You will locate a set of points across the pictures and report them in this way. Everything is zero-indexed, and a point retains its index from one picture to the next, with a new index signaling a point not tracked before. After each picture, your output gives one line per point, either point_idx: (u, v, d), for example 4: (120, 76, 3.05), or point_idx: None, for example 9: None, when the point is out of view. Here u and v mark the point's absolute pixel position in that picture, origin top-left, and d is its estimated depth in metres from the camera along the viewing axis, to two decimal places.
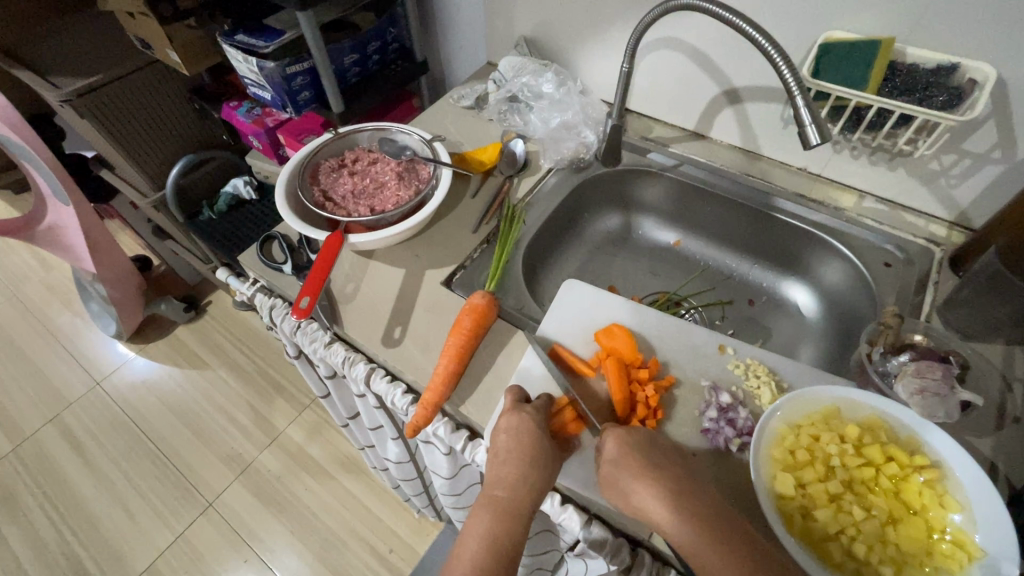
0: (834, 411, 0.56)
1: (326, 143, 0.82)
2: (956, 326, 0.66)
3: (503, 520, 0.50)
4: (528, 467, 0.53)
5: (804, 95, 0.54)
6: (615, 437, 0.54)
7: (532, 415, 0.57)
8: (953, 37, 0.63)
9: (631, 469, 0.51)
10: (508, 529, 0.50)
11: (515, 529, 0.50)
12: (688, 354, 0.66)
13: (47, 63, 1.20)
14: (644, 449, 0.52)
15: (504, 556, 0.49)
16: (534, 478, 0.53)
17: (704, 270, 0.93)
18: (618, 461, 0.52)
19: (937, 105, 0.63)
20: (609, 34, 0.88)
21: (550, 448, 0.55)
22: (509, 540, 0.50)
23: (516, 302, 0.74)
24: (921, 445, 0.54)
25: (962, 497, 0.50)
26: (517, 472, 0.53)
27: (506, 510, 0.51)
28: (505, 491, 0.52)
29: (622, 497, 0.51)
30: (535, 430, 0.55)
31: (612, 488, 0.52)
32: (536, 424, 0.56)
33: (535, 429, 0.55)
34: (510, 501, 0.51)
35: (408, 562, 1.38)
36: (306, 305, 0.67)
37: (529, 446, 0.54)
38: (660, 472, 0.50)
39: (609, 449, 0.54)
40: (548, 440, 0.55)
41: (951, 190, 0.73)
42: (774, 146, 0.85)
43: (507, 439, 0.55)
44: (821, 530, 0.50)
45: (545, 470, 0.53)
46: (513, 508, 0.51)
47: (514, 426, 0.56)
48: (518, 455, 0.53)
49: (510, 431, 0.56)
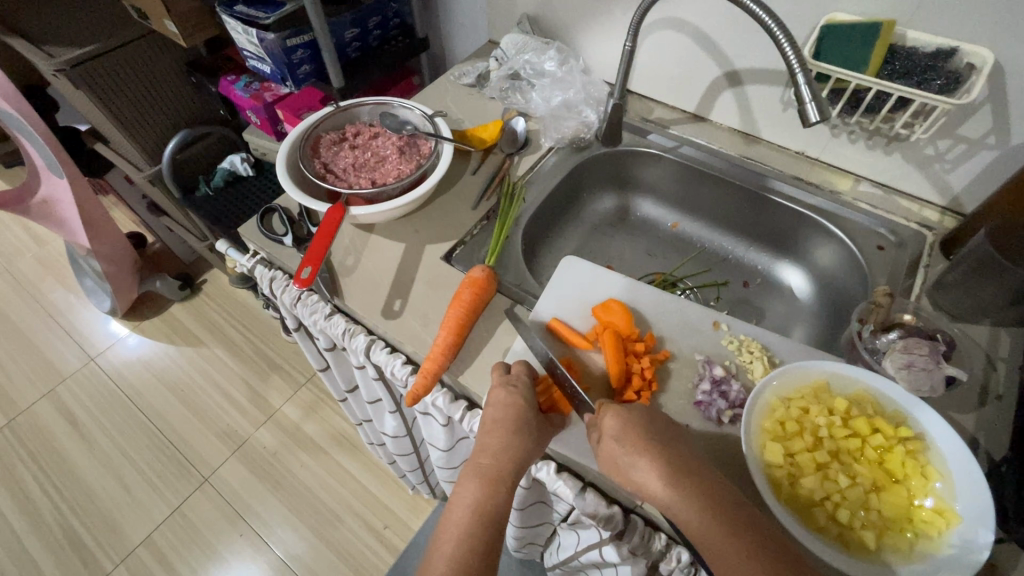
0: (824, 385, 0.58)
1: (327, 116, 0.81)
2: (944, 306, 0.68)
3: (487, 488, 0.53)
4: (512, 437, 0.54)
5: (806, 74, 0.55)
6: (615, 415, 0.54)
7: (519, 386, 0.58)
8: (952, 20, 0.64)
9: (633, 446, 0.52)
10: (492, 496, 0.52)
11: (498, 495, 0.53)
12: (684, 330, 0.67)
13: (41, 32, 1.18)
14: (643, 425, 0.53)
15: (488, 520, 0.51)
16: (517, 446, 0.54)
17: (700, 252, 0.94)
18: (619, 439, 0.53)
19: (934, 89, 0.64)
20: (612, 12, 0.88)
21: (535, 418, 0.56)
22: (493, 505, 0.52)
23: (515, 278, 0.75)
24: (907, 418, 0.56)
25: (943, 467, 0.52)
26: (500, 442, 0.54)
27: (490, 478, 0.53)
28: (490, 460, 0.54)
29: (625, 475, 0.52)
30: (520, 401, 0.56)
31: (613, 467, 0.53)
32: (523, 395, 0.57)
33: (520, 399, 0.56)
34: (492, 469, 0.53)
35: (402, 538, 1.40)
36: (307, 274, 0.68)
37: (513, 416, 0.55)
38: (662, 451, 0.52)
39: (610, 426, 0.54)
40: (533, 408, 0.56)
41: (944, 175, 0.74)
42: (773, 129, 0.86)
43: (493, 410, 0.56)
44: (808, 496, 0.52)
45: (528, 438, 0.55)
46: (496, 476, 0.53)
47: (501, 398, 0.57)
48: (502, 425, 0.55)
49: (497, 403, 0.57)
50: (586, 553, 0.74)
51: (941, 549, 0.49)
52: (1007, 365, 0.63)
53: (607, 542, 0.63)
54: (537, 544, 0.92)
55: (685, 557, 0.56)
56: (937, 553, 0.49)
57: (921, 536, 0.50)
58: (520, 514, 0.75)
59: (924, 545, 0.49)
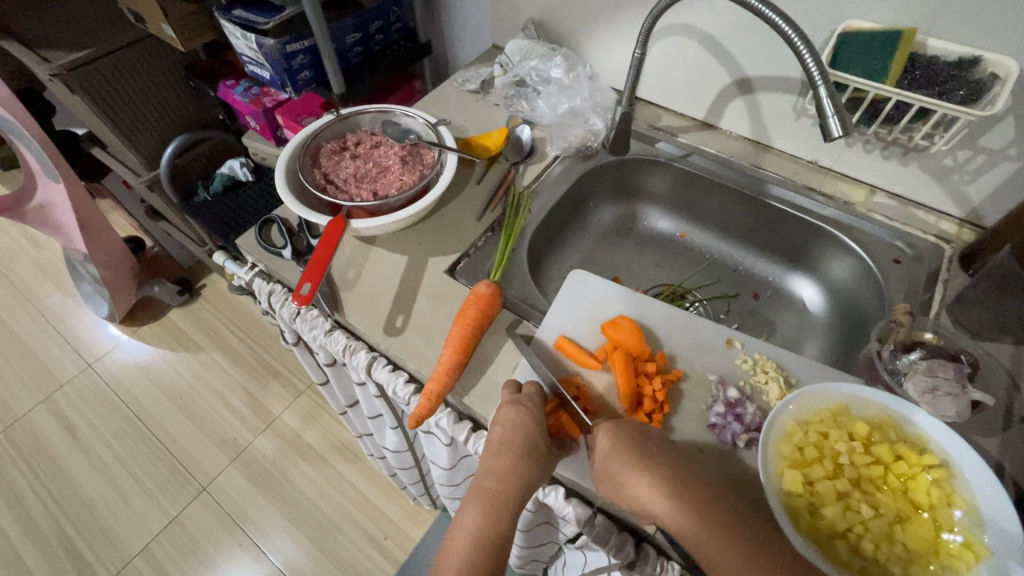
0: (843, 408, 0.56)
1: (328, 125, 0.79)
2: (964, 324, 0.65)
3: (491, 515, 0.50)
4: (519, 461, 0.52)
5: (827, 86, 0.52)
6: (607, 431, 0.54)
7: (528, 406, 0.56)
8: (975, 28, 0.61)
9: (623, 460, 0.51)
10: (495, 524, 0.50)
11: (502, 523, 0.50)
12: (696, 348, 0.65)
13: (36, 36, 1.16)
14: (634, 438, 0.53)
15: (492, 549, 0.49)
16: (524, 471, 0.52)
17: (709, 262, 0.92)
18: (611, 453, 0.52)
19: (956, 100, 0.62)
20: (621, 18, 0.85)
21: (544, 441, 0.54)
22: (496, 533, 0.50)
23: (521, 292, 0.73)
24: (931, 444, 0.53)
25: (970, 497, 0.50)
26: (507, 467, 0.52)
27: (494, 505, 0.51)
28: (494, 485, 0.52)
29: (619, 489, 0.51)
30: (529, 423, 0.54)
31: (607, 482, 0.52)
32: (532, 416, 0.55)
33: (530, 422, 0.54)
34: (497, 494, 0.51)
35: (403, 549, 1.38)
36: (307, 291, 0.65)
37: (522, 439, 0.53)
38: (655, 463, 0.51)
39: (601, 443, 0.54)
40: (542, 431, 0.54)
41: (963, 186, 0.72)
42: (785, 138, 0.84)
43: (501, 432, 0.54)
44: (828, 527, 0.49)
45: (536, 464, 0.52)
46: (500, 502, 0.51)
47: (510, 418, 0.55)
48: (510, 448, 0.53)
49: (505, 423, 0.55)
50: (593, 574, 0.72)
51: None
52: None
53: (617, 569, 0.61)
54: (541, 562, 0.90)
55: None
56: None
57: (948, 571, 0.47)
58: (525, 535, 0.73)
59: None
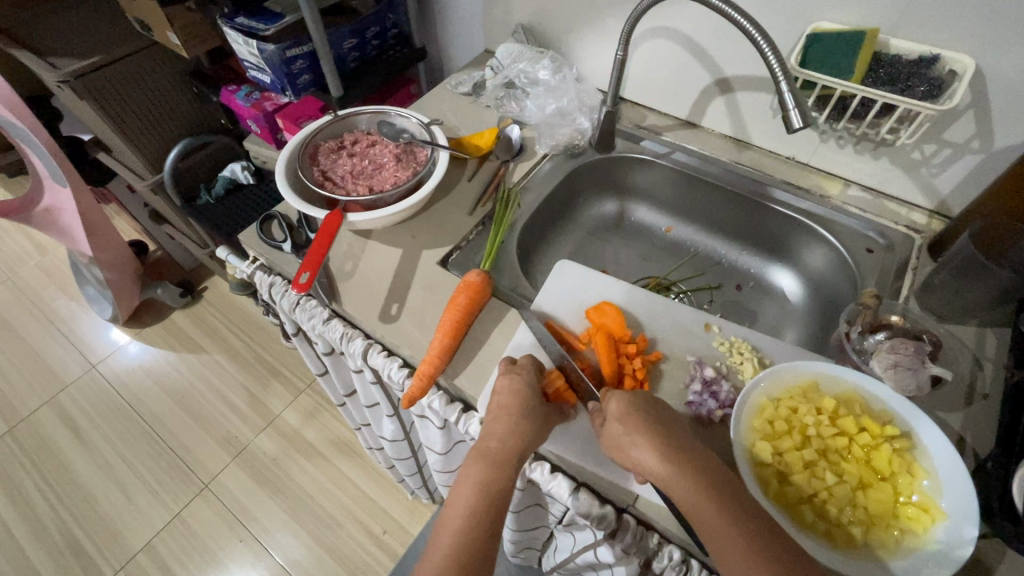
0: (812, 385, 0.59)
1: (326, 125, 0.83)
2: (931, 308, 0.69)
3: (494, 470, 0.54)
4: (518, 421, 0.55)
5: (790, 82, 0.56)
6: (619, 399, 0.56)
7: (525, 373, 0.59)
8: (934, 28, 0.65)
9: (635, 427, 0.54)
10: (498, 478, 0.53)
11: (505, 476, 0.53)
12: (676, 331, 0.68)
13: (45, 44, 1.20)
14: (647, 408, 0.55)
15: (493, 501, 0.52)
16: (523, 430, 0.55)
17: (693, 256, 0.96)
18: (622, 420, 0.55)
19: (917, 95, 0.65)
20: (605, 22, 0.90)
21: (539, 404, 0.57)
22: (499, 486, 0.53)
23: (510, 282, 0.77)
24: (894, 417, 0.56)
25: (929, 465, 0.53)
26: (506, 427, 0.55)
27: (497, 460, 0.54)
28: (496, 444, 0.55)
29: (626, 455, 0.53)
30: (525, 388, 0.58)
31: (615, 447, 0.55)
32: (529, 382, 0.58)
33: (526, 387, 0.58)
34: (499, 452, 0.54)
35: (401, 543, 1.40)
36: (305, 279, 0.69)
37: (519, 401, 0.56)
38: (661, 432, 0.53)
39: (614, 410, 0.56)
40: (537, 395, 0.57)
41: (931, 179, 0.76)
42: (763, 135, 0.88)
43: (501, 397, 0.58)
44: (795, 493, 0.53)
45: (534, 424, 0.56)
46: (503, 458, 0.54)
47: (507, 385, 0.58)
48: (509, 411, 0.56)
49: (504, 390, 0.58)
50: (583, 554, 0.75)
51: (926, 545, 0.50)
52: (994, 365, 0.64)
53: (602, 543, 0.64)
54: (535, 548, 0.92)
55: (678, 554, 0.57)
56: (922, 549, 0.50)
57: (907, 532, 0.51)
58: (516, 517, 0.76)
59: (910, 541, 0.50)
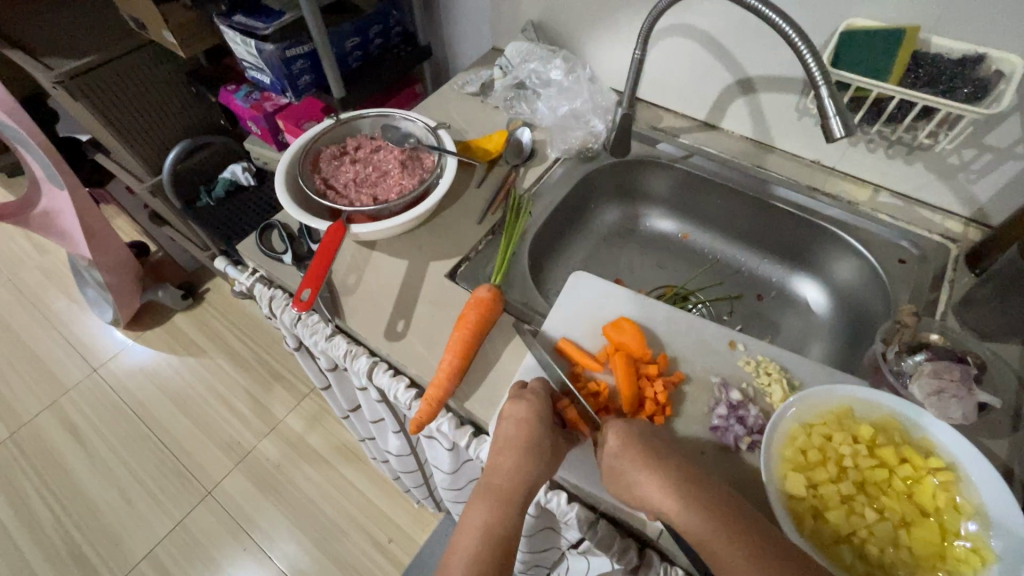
0: (847, 411, 0.55)
1: (327, 129, 0.79)
2: (971, 325, 0.65)
3: (499, 510, 0.51)
4: (524, 457, 0.52)
5: (828, 85, 0.52)
6: (616, 432, 0.53)
7: (533, 400, 0.55)
8: (979, 25, 0.61)
9: (633, 461, 0.51)
10: (503, 519, 0.51)
11: (510, 517, 0.51)
12: (698, 350, 0.64)
13: (39, 43, 1.17)
14: (642, 437, 0.52)
15: (499, 544, 0.49)
16: (532, 466, 0.52)
17: (711, 264, 0.92)
18: (619, 456, 0.52)
19: (961, 98, 0.61)
20: (620, 19, 0.85)
21: (548, 435, 0.53)
22: (504, 528, 0.50)
23: (522, 295, 0.73)
24: (936, 447, 0.53)
25: (977, 501, 0.49)
26: (513, 462, 0.52)
27: (501, 501, 0.51)
28: (502, 480, 0.52)
29: (628, 488, 0.51)
30: (533, 418, 0.54)
31: (616, 480, 0.52)
32: (538, 410, 0.54)
33: (534, 416, 0.54)
34: (504, 490, 0.52)
35: (407, 552, 1.38)
36: (307, 297, 0.65)
37: (526, 433, 0.52)
38: (666, 461, 0.50)
39: (611, 442, 0.53)
40: (546, 425, 0.53)
41: (969, 185, 0.71)
42: (788, 138, 0.83)
43: (506, 427, 0.54)
44: (833, 531, 0.49)
45: (541, 460, 0.52)
46: (507, 498, 0.51)
47: (513, 414, 0.55)
48: (516, 445, 0.52)
49: (511, 419, 0.54)
50: None
51: None
52: None
53: (620, 574, 0.61)
54: (545, 568, 0.89)
55: None
56: None
57: None
58: (527, 542, 0.73)
59: None
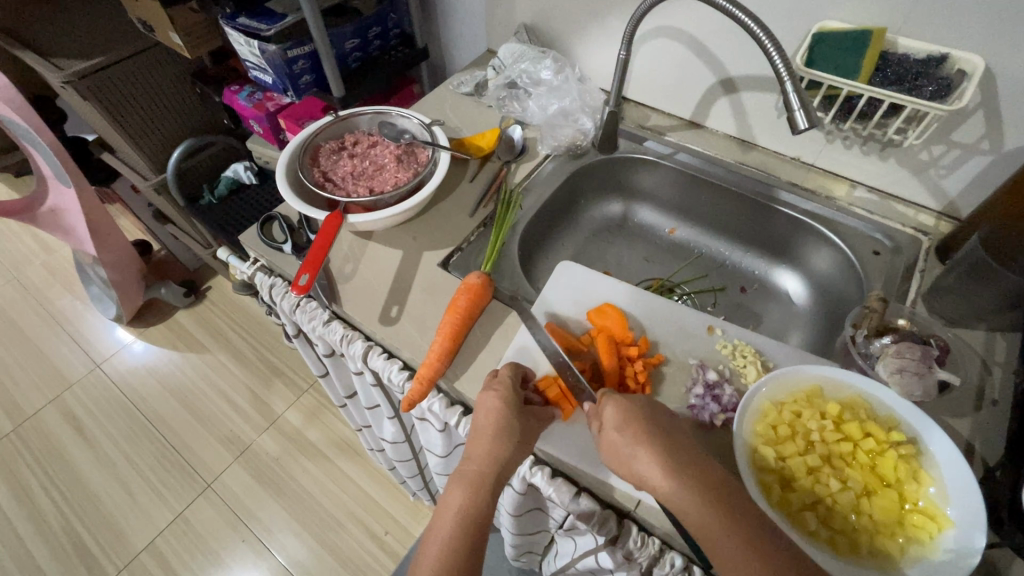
0: (816, 390, 0.58)
1: (326, 125, 0.83)
2: (939, 312, 0.68)
3: (473, 492, 0.53)
4: (496, 441, 0.55)
5: (795, 82, 0.55)
6: (615, 405, 0.55)
7: (501, 391, 0.58)
8: (942, 27, 0.64)
9: (634, 437, 0.53)
10: (477, 501, 0.53)
11: (484, 499, 0.53)
12: (678, 334, 0.68)
13: (50, 45, 1.21)
14: (643, 415, 0.54)
15: (474, 524, 0.52)
16: (502, 451, 0.54)
17: (696, 257, 0.95)
18: (621, 429, 0.54)
19: (926, 95, 0.64)
20: (608, 21, 0.89)
21: (518, 420, 0.56)
22: (478, 510, 0.53)
23: (512, 284, 0.76)
24: (900, 423, 0.56)
25: (936, 472, 0.52)
26: (484, 449, 0.55)
27: (475, 483, 0.54)
28: (475, 465, 0.54)
29: (625, 464, 0.53)
30: (503, 406, 0.56)
31: (615, 456, 0.54)
32: (507, 398, 0.57)
33: (503, 405, 0.56)
34: (477, 474, 0.54)
35: (403, 544, 1.40)
36: (304, 281, 0.69)
37: (496, 420, 0.55)
38: (660, 442, 0.52)
39: (610, 416, 0.55)
40: (514, 411, 0.56)
41: (940, 180, 0.75)
42: (769, 136, 0.87)
43: (478, 416, 0.57)
44: (799, 500, 0.52)
45: (511, 443, 0.55)
46: (480, 480, 0.54)
47: (485, 403, 0.57)
48: (488, 431, 0.55)
49: (482, 408, 0.57)
50: (583, 560, 0.75)
51: (933, 554, 0.49)
52: (1003, 370, 0.63)
53: (602, 549, 0.64)
54: (536, 552, 0.91)
55: (679, 561, 0.56)
56: (928, 557, 0.49)
57: (912, 540, 0.50)
58: (516, 522, 0.75)
59: (916, 550, 0.49)
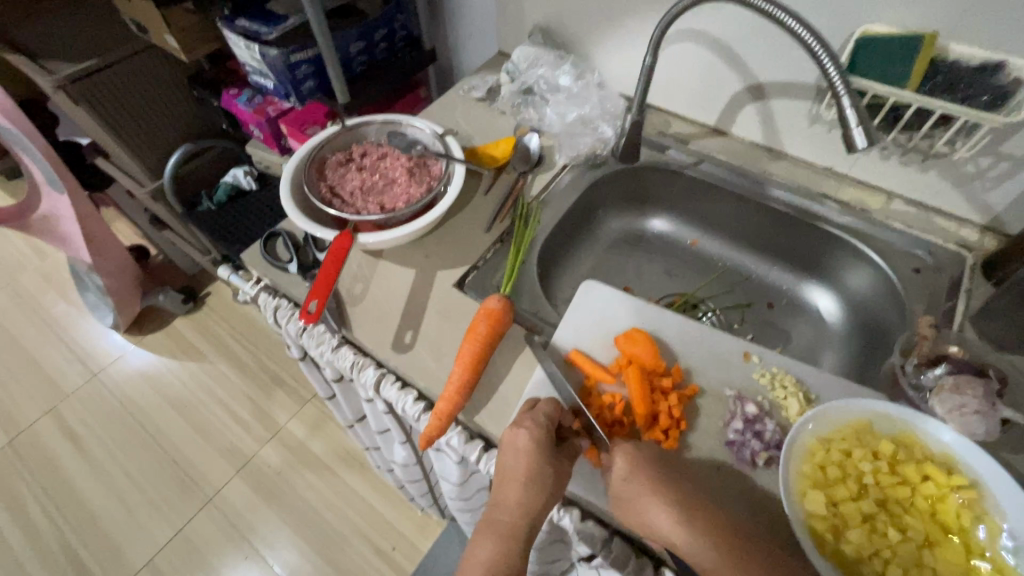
0: (866, 425, 0.54)
1: (333, 136, 0.78)
2: (990, 337, 0.63)
3: (503, 545, 0.50)
4: (527, 489, 0.51)
5: (849, 95, 0.51)
6: (626, 454, 0.52)
7: (533, 428, 0.53)
8: (997, 32, 0.60)
9: (643, 486, 0.50)
10: (508, 555, 0.49)
11: (515, 553, 0.50)
12: (712, 362, 0.63)
13: (39, 47, 1.16)
14: (653, 464, 0.52)
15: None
16: (535, 500, 0.50)
17: (722, 271, 0.90)
18: (630, 478, 0.51)
19: (979, 106, 0.60)
20: (630, 23, 0.84)
21: (552, 466, 0.51)
22: (509, 566, 0.49)
23: (531, 305, 0.72)
24: (959, 463, 0.51)
25: (1003, 520, 0.48)
26: (517, 496, 0.51)
27: (507, 535, 0.50)
28: (508, 516, 0.51)
29: (636, 515, 0.50)
30: (534, 447, 0.52)
31: (625, 508, 0.51)
32: (538, 439, 0.52)
33: (535, 445, 0.52)
34: (509, 525, 0.51)
35: (410, 560, 1.36)
36: (314, 309, 0.64)
37: (526, 466, 0.51)
38: (675, 490, 0.50)
39: (620, 466, 0.52)
40: (548, 455, 0.52)
41: (985, 194, 0.70)
42: (799, 143, 0.82)
43: (508, 458, 0.52)
44: (855, 551, 0.48)
45: (544, 489, 0.51)
46: (513, 533, 0.50)
47: (517, 444, 0.53)
48: (518, 478, 0.51)
49: (512, 449, 0.53)
50: None
51: None
52: None
53: None
54: None
55: None
56: None
57: None
58: (536, 555, 0.71)
59: None
